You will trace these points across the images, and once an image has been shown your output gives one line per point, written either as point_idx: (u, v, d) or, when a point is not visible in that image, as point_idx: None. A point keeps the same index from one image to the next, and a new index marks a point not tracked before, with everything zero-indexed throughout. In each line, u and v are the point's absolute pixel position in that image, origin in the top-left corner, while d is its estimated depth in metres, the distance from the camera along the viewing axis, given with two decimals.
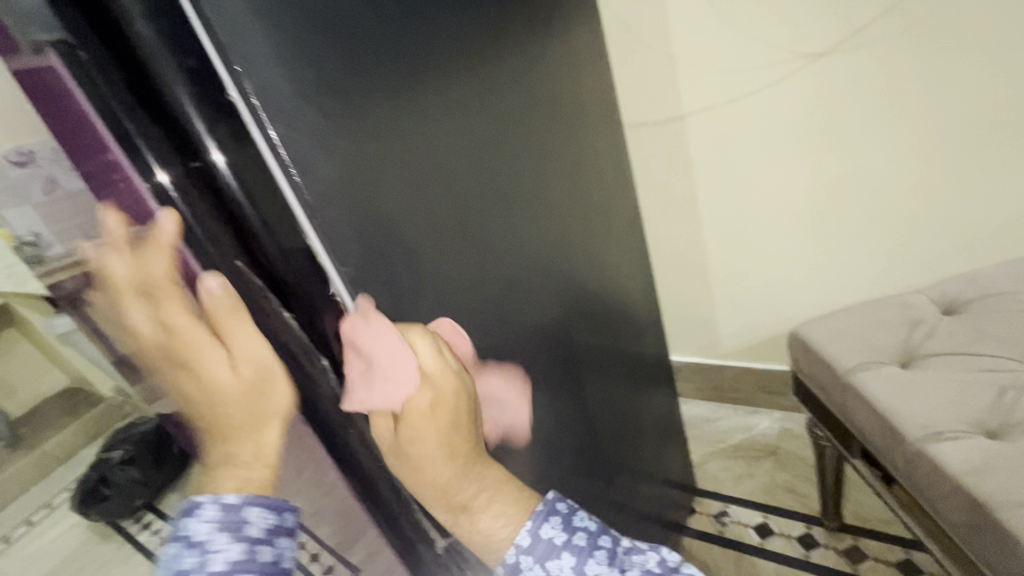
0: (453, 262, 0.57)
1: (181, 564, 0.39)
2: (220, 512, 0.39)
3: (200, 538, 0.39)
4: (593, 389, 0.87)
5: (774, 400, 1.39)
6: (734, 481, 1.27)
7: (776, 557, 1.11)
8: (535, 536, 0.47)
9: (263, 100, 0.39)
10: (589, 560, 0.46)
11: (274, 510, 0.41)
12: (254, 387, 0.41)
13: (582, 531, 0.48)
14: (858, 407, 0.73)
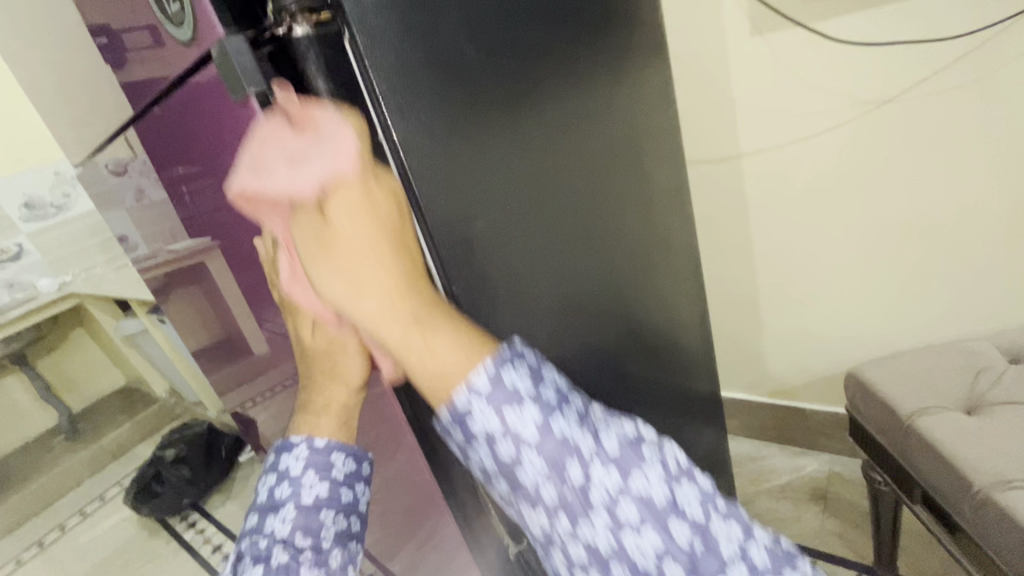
0: (538, 277, 0.64)
1: (280, 489, 0.54)
2: (310, 452, 0.55)
3: (298, 470, 0.54)
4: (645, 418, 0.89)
5: (822, 442, 1.36)
6: (780, 522, 1.25)
7: None
8: (495, 380, 0.41)
9: (403, 140, 0.48)
10: (559, 418, 0.42)
11: (351, 456, 0.56)
12: (327, 350, 0.55)
13: (552, 388, 0.43)
14: (921, 451, 0.73)
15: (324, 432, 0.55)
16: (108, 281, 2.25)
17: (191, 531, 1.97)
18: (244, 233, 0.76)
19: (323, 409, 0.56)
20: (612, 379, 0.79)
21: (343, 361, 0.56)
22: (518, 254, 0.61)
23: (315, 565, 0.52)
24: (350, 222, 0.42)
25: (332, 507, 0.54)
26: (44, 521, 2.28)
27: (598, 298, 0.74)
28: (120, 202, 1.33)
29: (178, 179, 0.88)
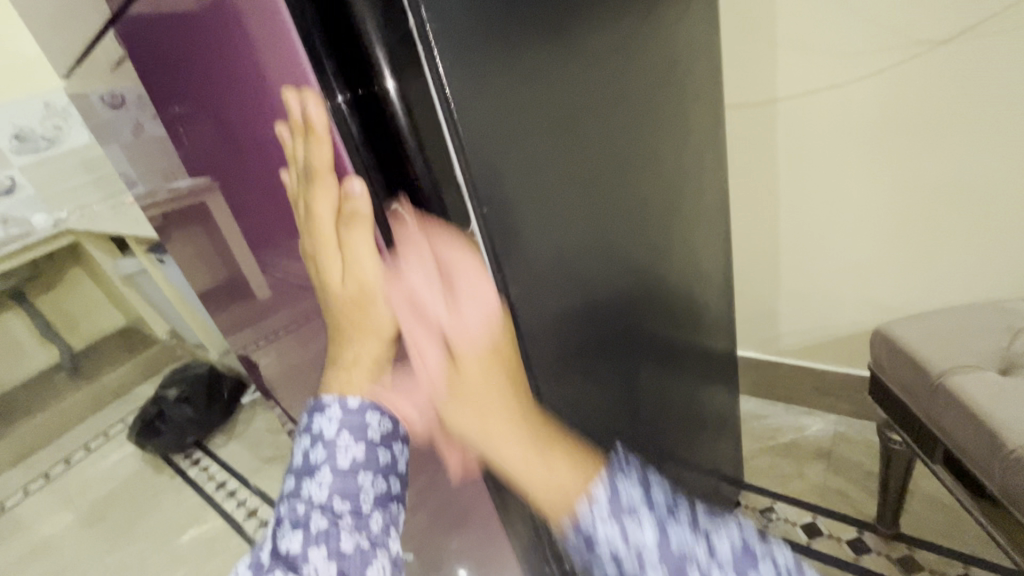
0: (572, 211, 0.60)
1: (313, 451, 0.48)
2: (343, 412, 0.48)
3: (333, 432, 0.48)
4: (658, 375, 0.87)
5: (830, 402, 1.36)
6: (781, 478, 1.26)
7: (824, 558, 1.08)
8: (613, 493, 0.38)
9: (439, 36, 0.43)
10: (676, 530, 0.37)
11: (388, 411, 0.50)
12: (358, 299, 0.49)
13: (662, 493, 0.39)
14: (949, 410, 0.71)
15: (357, 391, 0.49)
16: (106, 218, 2.19)
17: (194, 468, 2.00)
18: (248, 176, 0.71)
19: (354, 366, 0.50)
20: (630, 331, 0.76)
21: (379, 311, 0.49)
22: (552, 194, 0.57)
23: (354, 531, 0.47)
24: (478, 366, 0.47)
25: (371, 469, 0.49)
26: (49, 455, 2.31)
27: (624, 249, 0.71)
28: (115, 134, 1.26)
29: (175, 119, 0.82)
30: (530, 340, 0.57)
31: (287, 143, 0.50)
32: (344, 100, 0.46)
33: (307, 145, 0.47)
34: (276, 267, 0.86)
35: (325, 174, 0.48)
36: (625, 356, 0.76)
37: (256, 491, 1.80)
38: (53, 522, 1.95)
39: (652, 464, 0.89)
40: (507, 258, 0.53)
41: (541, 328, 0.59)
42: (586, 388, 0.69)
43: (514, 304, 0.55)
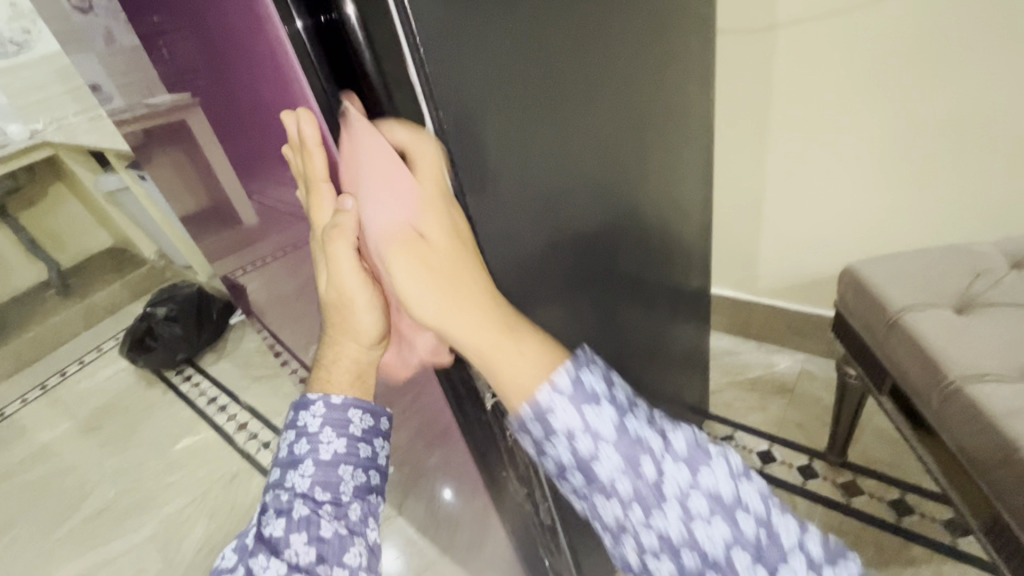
0: (539, 135, 0.59)
1: (300, 447, 0.59)
2: (326, 409, 0.59)
3: (316, 427, 0.59)
4: (626, 307, 0.89)
5: (799, 341, 1.40)
6: (744, 410, 1.32)
7: (774, 480, 1.16)
8: (578, 383, 0.49)
9: None
10: (629, 419, 0.50)
11: (368, 412, 0.61)
12: (341, 303, 0.57)
13: (617, 393, 0.51)
14: (902, 345, 0.74)
15: (337, 389, 0.60)
16: (85, 131, 2.12)
17: (186, 384, 2.07)
18: (232, 93, 0.68)
19: (333, 364, 0.61)
20: (598, 269, 0.78)
21: (353, 318, 0.57)
22: (520, 129, 0.56)
23: (334, 517, 0.58)
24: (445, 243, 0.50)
25: (351, 461, 0.60)
26: (44, 367, 2.37)
27: (594, 188, 0.71)
28: (83, 40, 1.20)
29: (147, 28, 0.79)
30: (495, 276, 0.59)
31: (295, 162, 0.58)
32: (301, 27, 0.44)
33: (304, 159, 0.53)
34: (263, 190, 0.83)
35: (319, 182, 0.53)
36: (592, 293, 0.78)
37: (245, 407, 1.87)
38: (51, 429, 2.03)
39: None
40: (473, 194, 0.53)
41: (506, 266, 0.60)
42: (552, 322, 0.71)
43: (478, 240, 0.55)
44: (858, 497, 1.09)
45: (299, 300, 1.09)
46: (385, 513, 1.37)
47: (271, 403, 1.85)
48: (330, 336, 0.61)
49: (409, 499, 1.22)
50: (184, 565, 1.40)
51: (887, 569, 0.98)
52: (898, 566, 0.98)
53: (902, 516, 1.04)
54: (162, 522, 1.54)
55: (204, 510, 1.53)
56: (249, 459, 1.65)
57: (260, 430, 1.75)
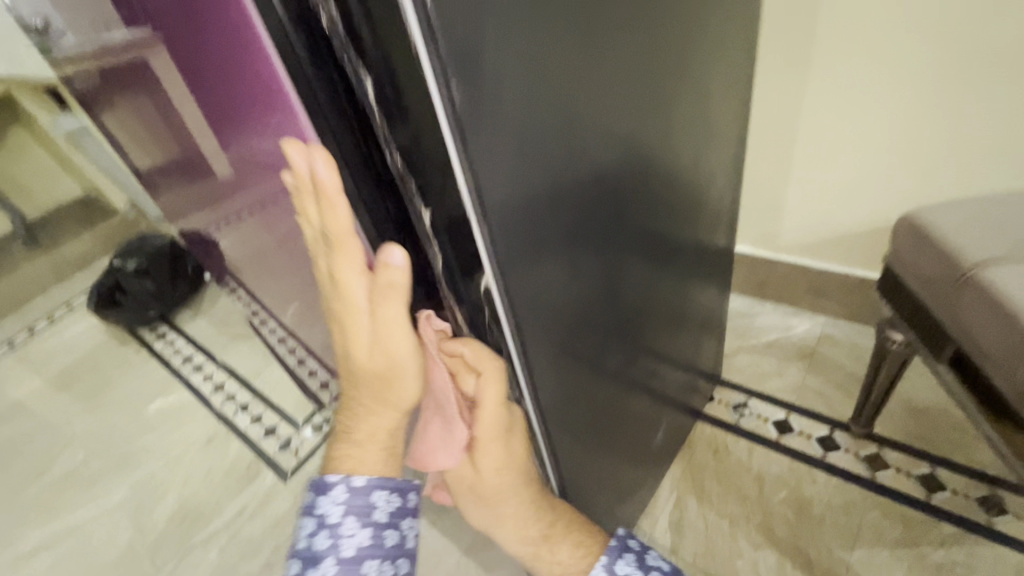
0: (551, 36, 0.45)
1: (321, 541, 0.56)
2: (351, 501, 0.57)
3: (338, 520, 0.56)
4: (639, 265, 0.76)
5: (820, 303, 1.29)
6: (760, 376, 1.22)
7: (791, 452, 1.07)
8: (610, 572, 0.57)
9: None
10: None
11: (395, 493, 0.59)
12: (382, 377, 0.52)
13: (656, 570, 0.57)
14: (977, 307, 0.61)
15: (368, 470, 0.57)
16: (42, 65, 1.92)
17: (161, 342, 1.94)
18: (220, 23, 0.59)
19: (366, 439, 0.57)
20: (612, 216, 0.65)
21: (398, 388, 0.52)
22: (529, 10, 0.42)
23: None
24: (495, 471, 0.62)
25: (377, 550, 0.58)
26: (10, 322, 2.22)
27: (613, 113, 0.57)
28: None
29: None
30: (490, 203, 0.45)
31: (298, 195, 0.48)
32: None
33: (324, 210, 0.45)
34: (252, 138, 0.73)
35: (346, 238, 0.46)
36: (603, 244, 0.65)
37: (223, 366, 1.75)
38: (19, 387, 1.91)
39: (627, 356, 0.83)
40: (464, 83, 0.39)
41: (505, 193, 0.47)
42: (557, 273, 0.58)
43: (469, 152, 0.42)
44: (884, 472, 1.00)
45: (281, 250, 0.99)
46: None
47: (249, 362, 1.73)
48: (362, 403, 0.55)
49: None
50: (155, 533, 1.31)
51: (913, 550, 0.90)
52: (925, 548, 0.90)
53: (932, 493, 0.95)
54: (134, 487, 1.44)
55: (178, 475, 1.43)
56: (226, 423, 1.54)
57: (238, 391, 1.64)
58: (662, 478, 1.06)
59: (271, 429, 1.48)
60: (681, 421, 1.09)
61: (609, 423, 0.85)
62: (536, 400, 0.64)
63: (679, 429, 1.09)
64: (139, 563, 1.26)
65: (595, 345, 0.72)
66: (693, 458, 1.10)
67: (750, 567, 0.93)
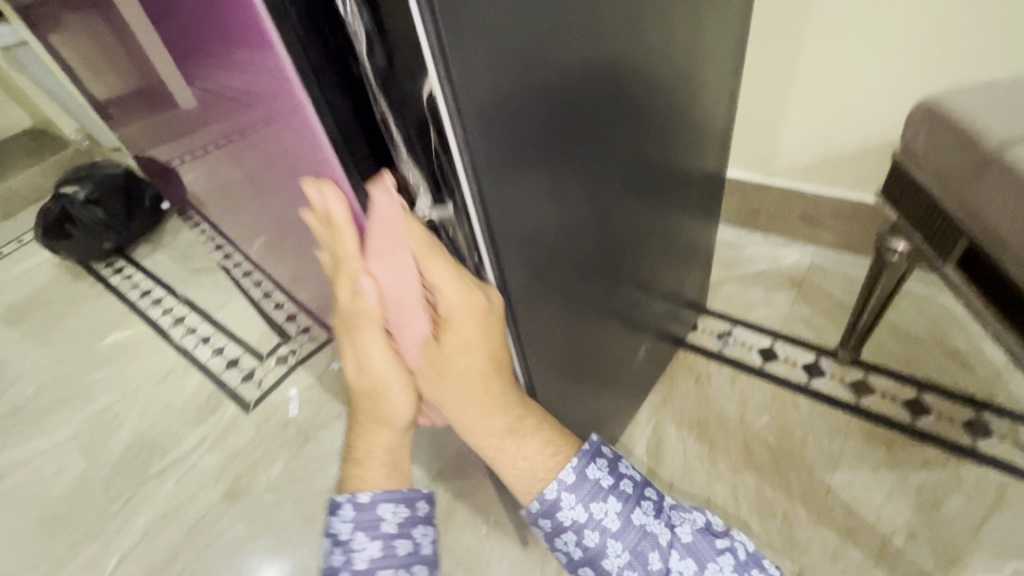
0: None
1: (333, 558, 0.52)
2: (356, 512, 0.53)
3: (347, 533, 0.52)
4: (629, 201, 0.72)
5: (812, 232, 1.23)
6: (746, 306, 1.17)
7: (775, 378, 1.03)
8: (581, 475, 0.53)
9: None
10: (635, 508, 0.51)
11: (402, 502, 0.54)
12: (374, 389, 0.52)
13: (627, 479, 0.54)
14: (998, 192, 0.55)
15: (369, 485, 0.54)
16: None
17: (117, 276, 1.82)
18: None
19: (366, 456, 0.55)
20: (602, 143, 0.60)
21: (386, 406, 0.52)
22: None
23: None
24: (462, 356, 0.49)
25: (390, 562, 0.52)
26: None
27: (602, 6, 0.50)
28: None
29: None
30: (467, 107, 0.41)
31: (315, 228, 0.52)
32: None
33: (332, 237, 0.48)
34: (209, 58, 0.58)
35: (348, 258, 0.47)
36: (592, 174, 0.61)
37: (183, 300, 1.65)
38: None
39: (612, 281, 0.77)
40: None
41: (475, 67, 0.40)
42: (541, 199, 0.54)
43: (444, 41, 0.37)
44: (868, 397, 0.97)
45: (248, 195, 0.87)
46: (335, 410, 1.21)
47: (212, 296, 1.63)
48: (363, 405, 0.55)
49: None
50: (109, 464, 1.24)
51: (897, 472, 0.87)
52: (908, 469, 0.87)
53: (916, 417, 0.92)
54: (87, 420, 1.36)
55: (134, 408, 1.36)
56: (186, 356, 1.46)
57: (200, 323, 1.55)
58: (641, 405, 1.02)
59: (234, 360, 1.40)
60: (663, 348, 1.04)
61: (594, 359, 0.82)
62: (518, 333, 0.61)
63: (661, 355, 1.03)
64: (90, 494, 1.19)
65: (581, 283, 0.69)
66: (673, 386, 1.05)
67: (728, 490, 0.90)
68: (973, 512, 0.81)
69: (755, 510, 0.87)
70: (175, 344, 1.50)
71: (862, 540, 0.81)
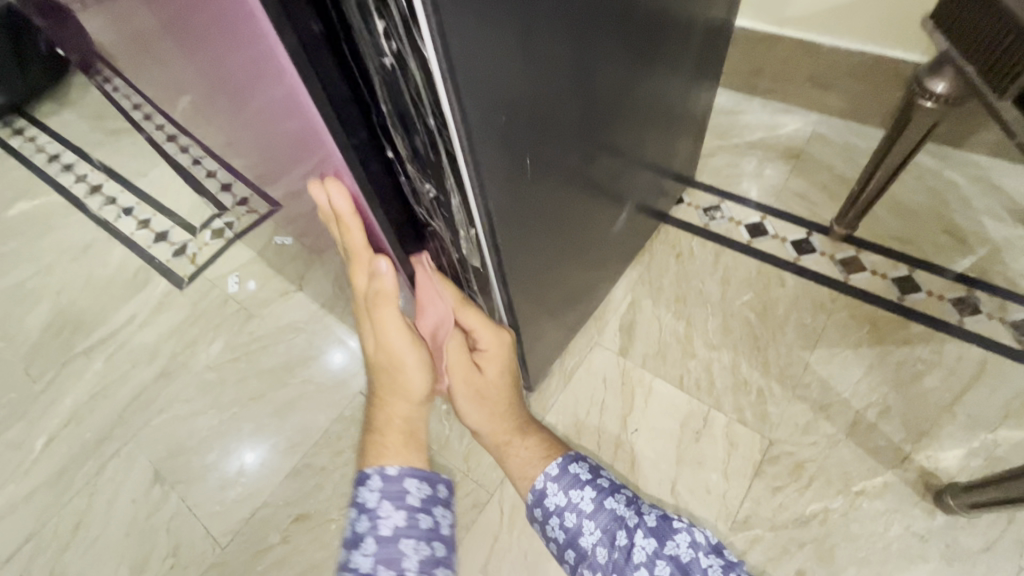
0: None
1: (359, 526, 0.53)
2: (383, 482, 0.54)
3: (374, 501, 0.53)
4: (616, 24, 0.53)
5: (819, 97, 1.09)
6: (737, 178, 1.05)
7: (763, 255, 0.94)
8: (563, 469, 0.65)
9: None
10: (609, 497, 0.61)
11: (426, 480, 0.56)
12: (392, 366, 0.55)
13: (604, 478, 0.64)
14: None
15: (393, 461, 0.55)
16: None
17: (18, 138, 1.55)
18: None
19: (386, 426, 0.57)
20: None
21: (403, 377, 0.55)
22: None
23: None
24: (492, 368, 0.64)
25: (413, 535, 0.53)
26: None
27: None
28: None
29: None
30: None
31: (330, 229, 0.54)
32: None
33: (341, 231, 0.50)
34: None
35: (359, 251, 0.51)
36: None
37: (99, 167, 1.43)
38: None
39: (595, 123, 0.60)
40: None
41: None
42: None
43: None
44: (858, 275, 0.90)
45: (127, 46, 0.64)
46: (280, 285, 1.09)
47: (132, 161, 1.41)
48: (383, 381, 0.57)
49: (314, 266, 0.94)
50: (28, 343, 1.11)
51: (878, 348, 0.83)
52: (890, 346, 0.83)
53: (907, 295, 0.87)
54: None
55: (51, 284, 1.20)
56: (107, 228, 1.28)
57: (120, 194, 1.34)
58: (617, 281, 0.93)
59: (163, 234, 1.23)
60: (646, 220, 0.93)
61: (563, 228, 0.66)
62: (477, 168, 0.43)
63: (642, 229, 0.93)
64: (9, 373, 1.07)
65: (555, 121, 0.51)
66: (653, 262, 0.96)
67: (703, 368, 0.85)
68: (949, 387, 0.78)
69: (729, 386, 0.83)
70: (94, 216, 1.32)
71: (834, 415, 0.78)
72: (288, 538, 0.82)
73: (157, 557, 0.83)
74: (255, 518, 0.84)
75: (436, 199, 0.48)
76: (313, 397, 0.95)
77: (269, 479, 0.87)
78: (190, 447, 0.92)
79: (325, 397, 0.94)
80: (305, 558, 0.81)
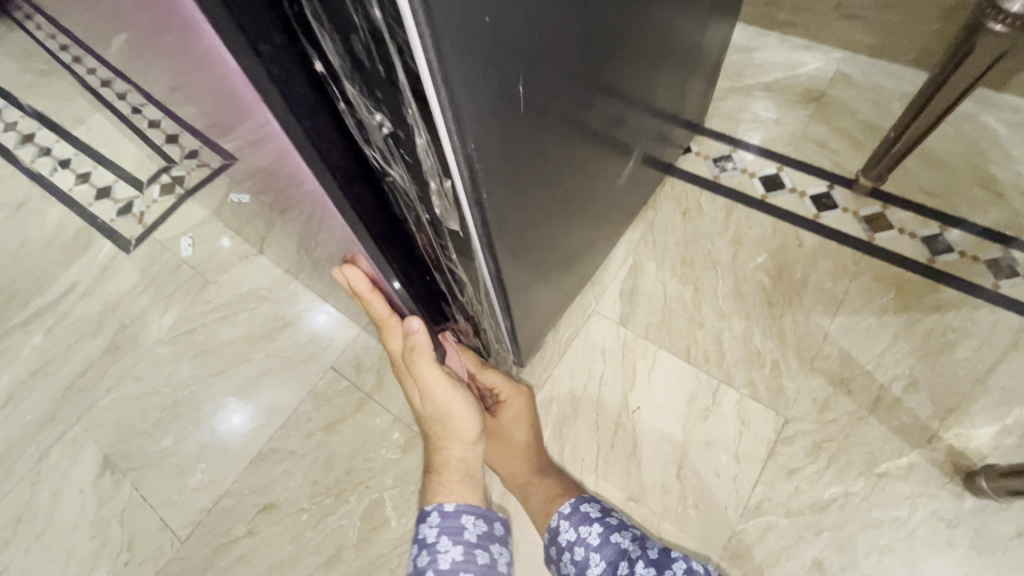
0: None
1: (419, 560, 0.56)
2: (442, 518, 0.58)
3: (433, 537, 0.57)
4: None
5: (846, 31, 0.96)
6: (752, 124, 0.94)
7: (779, 212, 0.85)
8: (575, 507, 0.61)
9: None
10: (615, 532, 0.58)
11: (481, 516, 0.60)
12: (441, 416, 0.60)
13: (613, 516, 0.61)
14: None
15: (450, 497, 0.59)
16: None
17: None
18: None
19: (444, 467, 0.62)
20: None
21: (452, 424, 0.60)
22: None
23: None
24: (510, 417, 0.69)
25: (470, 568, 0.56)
26: None
27: None
28: None
29: None
30: None
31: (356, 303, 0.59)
32: None
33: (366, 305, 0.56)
34: None
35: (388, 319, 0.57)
36: None
37: (29, 112, 1.25)
38: None
39: (603, 39, 0.47)
40: None
41: None
42: None
43: None
44: (884, 234, 0.81)
45: None
46: (239, 247, 0.97)
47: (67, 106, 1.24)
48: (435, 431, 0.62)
49: (274, 226, 0.83)
50: None
51: (905, 316, 0.75)
52: (918, 313, 0.75)
53: (937, 255, 0.78)
54: None
55: None
56: (41, 184, 1.13)
57: (55, 143, 1.18)
58: (618, 242, 0.84)
59: (106, 190, 1.09)
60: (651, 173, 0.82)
61: (560, 178, 0.55)
62: (444, 87, 0.31)
63: (647, 183, 0.82)
64: None
65: (555, 41, 0.39)
66: (657, 221, 0.86)
67: (712, 338, 0.76)
68: (981, 359, 0.71)
69: (741, 358, 0.75)
70: (26, 170, 1.16)
71: (855, 390, 0.71)
72: (254, 529, 0.75)
73: (109, 552, 0.75)
74: (218, 508, 0.76)
75: (395, 135, 0.37)
76: (279, 374, 0.85)
77: (232, 466, 0.79)
78: (143, 431, 0.83)
79: (293, 374, 0.85)
80: (274, 552, 0.74)
